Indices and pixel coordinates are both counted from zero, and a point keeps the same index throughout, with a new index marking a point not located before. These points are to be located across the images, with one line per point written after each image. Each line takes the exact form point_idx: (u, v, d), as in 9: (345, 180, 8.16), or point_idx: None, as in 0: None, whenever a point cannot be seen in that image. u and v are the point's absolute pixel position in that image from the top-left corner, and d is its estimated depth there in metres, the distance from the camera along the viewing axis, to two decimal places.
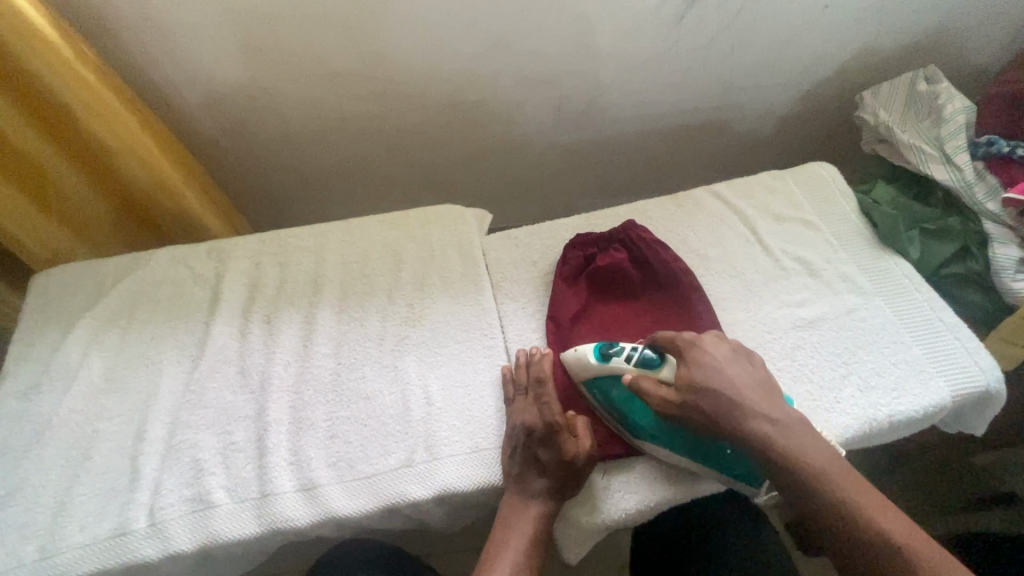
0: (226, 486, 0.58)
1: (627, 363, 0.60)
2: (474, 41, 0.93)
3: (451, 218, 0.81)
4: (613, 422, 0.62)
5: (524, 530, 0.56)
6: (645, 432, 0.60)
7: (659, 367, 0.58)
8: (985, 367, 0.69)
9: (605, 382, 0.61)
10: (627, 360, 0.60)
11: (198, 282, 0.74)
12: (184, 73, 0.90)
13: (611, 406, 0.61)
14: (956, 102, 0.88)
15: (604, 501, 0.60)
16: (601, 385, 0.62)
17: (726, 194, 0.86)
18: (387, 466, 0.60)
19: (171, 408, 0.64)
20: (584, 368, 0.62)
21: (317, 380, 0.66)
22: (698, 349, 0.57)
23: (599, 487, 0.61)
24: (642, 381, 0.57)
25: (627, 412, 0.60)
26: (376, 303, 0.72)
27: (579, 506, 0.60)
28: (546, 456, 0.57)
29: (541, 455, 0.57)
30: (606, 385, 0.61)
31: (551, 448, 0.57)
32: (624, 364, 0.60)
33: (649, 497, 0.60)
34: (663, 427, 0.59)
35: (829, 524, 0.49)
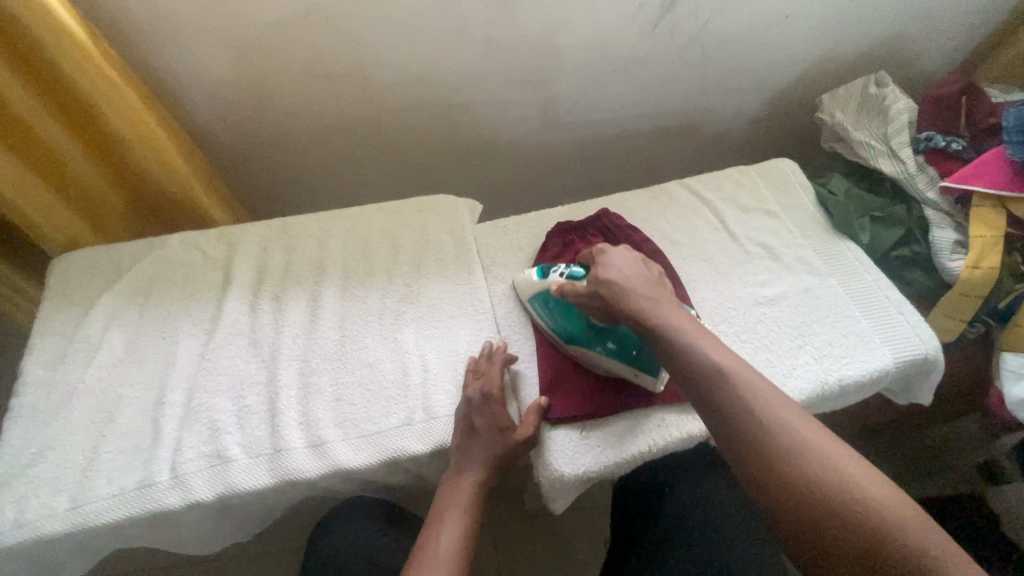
0: (241, 443, 0.64)
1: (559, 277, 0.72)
2: (466, 45, 1.00)
3: (445, 207, 0.87)
4: (549, 331, 0.74)
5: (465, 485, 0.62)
6: (574, 336, 0.71)
7: (580, 278, 0.70)
8: (924, 337, 0.77)
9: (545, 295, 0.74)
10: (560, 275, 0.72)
11: (210, 264, 0.80)
12: (193, 72, 0.96)
13: (547, 316, 0.73)
14: (901, 103, 0.97)
15: (563, 458, 0.66)
16: (538, 299, 0.74)
17: (696, 186, 0.95)
18: (388, 424, 0.66)
19: (188, 375, 0.69)
20: (528, 288, 0.76)
21: (323, 350, 0.72)
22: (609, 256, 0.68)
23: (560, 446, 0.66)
24: (563, 288, 0.68)
25: (557, 318, 0.72)
26: (376, 282, 0.79)
27: (547, 465, 0.65)
28: (482, 424, 0.64)
29: (479, 423, 0.64)
30: (542, 296, 0.74)
31: (486, 418, 0.64)
32: (556, 278, 0.72)
33: (602, 456, 0.65)
34: (589, 330, 0.70)
35: (810, 495, 0.45)
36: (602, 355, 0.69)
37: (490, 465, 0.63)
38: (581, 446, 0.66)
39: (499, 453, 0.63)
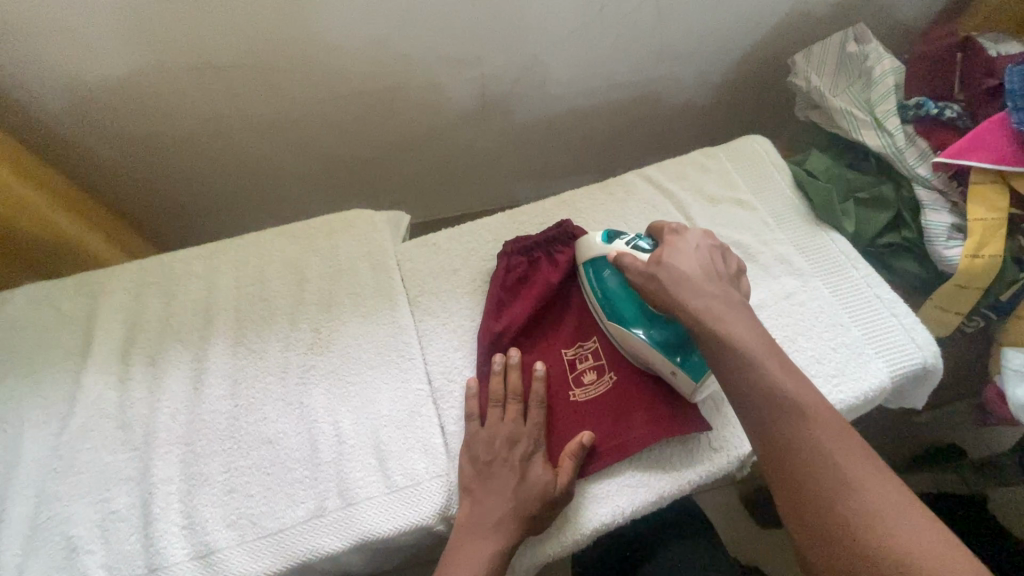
0: (106, 564, 0.51)
1: (624, 246, 0.61)
2: (376, 22, 0.83)
3: (361, 225, 0.72)
4: (594, 304, 0.64)
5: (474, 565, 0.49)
6: (619, 312, 0.60)
7: (646, 252, 0.59)
8: (922, 344, 0.67)
9: (600, 262, 0.63)
10: (625, 244, 0.61)
11: (66, 324, 0.64)
12: (34, 74, 0.77)
13: (595, 286, 0.63)
14: (884, 63, 0.84)
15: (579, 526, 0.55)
16: (595, 266, 0.64)
17: (657, 177, 0.81)
18: (294, 519, 0.54)
19: (35, 478, 0.55)
20: (582, 250, 0.65)
21: (211, 428, 0.58)
22: (680, 237, 0.59)
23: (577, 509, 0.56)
24: (621, 255, 0.59)
25: (605, 292, 0.62)
26: (277, 330, 0.64)
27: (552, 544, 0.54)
28: (520, 480, 0.53)
29: (510, 478, 0.53)
30: (595, 262, 0.63)
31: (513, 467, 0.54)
32: (621, 246, 0.61)
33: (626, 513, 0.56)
34: (639, 312, 0.59)
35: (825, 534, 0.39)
36: (641, 340, 0.58)
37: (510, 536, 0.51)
38: (607, 493, 0.57)
39: (533, 514, 0.52)
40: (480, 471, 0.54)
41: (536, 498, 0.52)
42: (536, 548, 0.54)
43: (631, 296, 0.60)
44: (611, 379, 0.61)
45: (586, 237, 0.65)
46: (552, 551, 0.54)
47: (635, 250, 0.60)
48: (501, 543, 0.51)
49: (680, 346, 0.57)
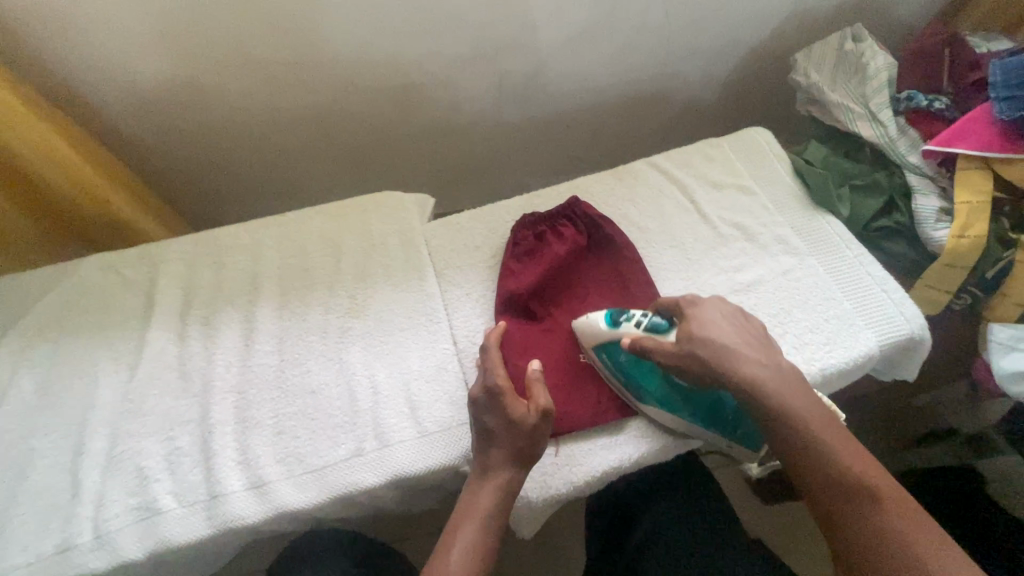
0: (173, 491, 0.58)
1: (637, 328, 0.62)
2: (404, 23, 0.91)
3: (391, 205, 0.79)
4: (616, 387, 0.65)
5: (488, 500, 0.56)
6: (655, 398, 0.62)
7: (667, 333, 0.61)
8: (910, 316, 0.72)
9: (615, 348, 0.63)
10: (637, 325, 0.62)
11: (130, 288, 0.71)
12: (99, 69, 0.85)
13: (618, 371, 0.63)
14: (879, 59, 0.90)
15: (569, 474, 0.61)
16: (607, 350, 0.64)
17: (665, 165, 0.87)
18: (336, 457, 0.61)
19: (109, 418, 0.62)
20: (591, 338, 0.64)
21: (261, 378, 0.65)
22: (696, 308, 0.62)
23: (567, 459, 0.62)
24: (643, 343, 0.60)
25: (635, 379, 0.63)
26: (318, 296, 0.71)
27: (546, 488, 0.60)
28: (500, 424, 0.57)
29: (489, 424, 0.58)
30: (613, 352, 0.64)
31: (497, 413, 0.58)
32: (634, 329, 0.62)
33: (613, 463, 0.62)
34: (679, 393, 0.62)
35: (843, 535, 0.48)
36: (698, 425, 0.62)
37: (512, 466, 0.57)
38: (596, 447, 0.62)
39: (526, 451, 0.57)
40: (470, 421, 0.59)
41: (523, 433, 0.57)
42: (543, 487, 0.60)
43: (664, 382, 0.62)
44: None
45: (591, 325, 0.64)
46: (559, 489, 0.60)
47: (660, 338, 0.61)
48: (505, 477, 0.56)
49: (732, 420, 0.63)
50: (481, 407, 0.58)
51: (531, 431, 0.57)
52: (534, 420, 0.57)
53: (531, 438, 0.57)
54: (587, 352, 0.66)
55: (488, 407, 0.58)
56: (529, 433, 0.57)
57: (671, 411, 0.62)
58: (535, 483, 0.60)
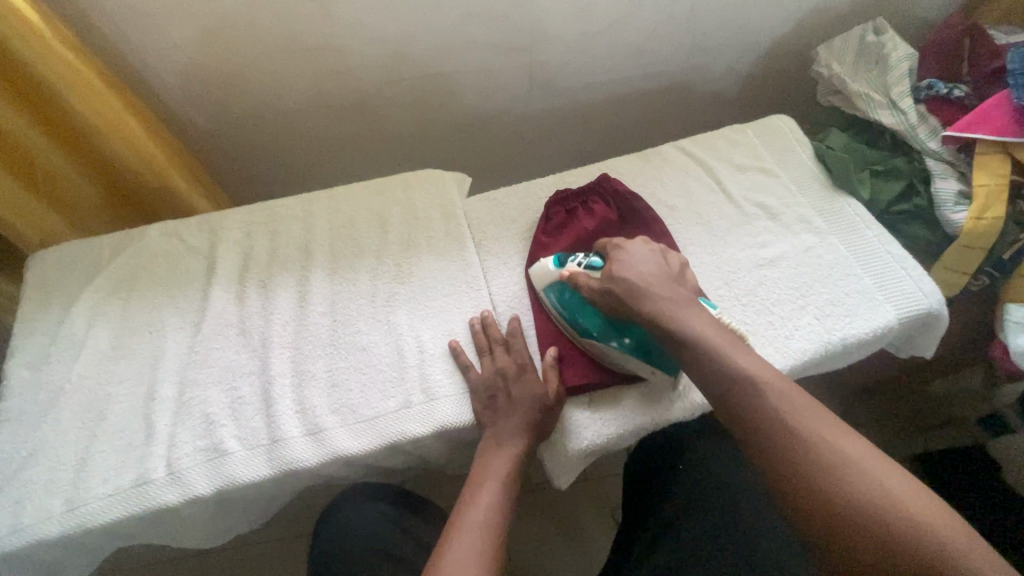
0: (238, 435, 0.63)
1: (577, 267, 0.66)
2: (444, 13, 0.96)
3: (432, 181, 0.84)
4: (559, 320, 0.68)
5: (503, 465, 0.59)
6: (586, 328, 0.65)
7: (598, 270, 0.64)
8: (927, 292, 0.76)
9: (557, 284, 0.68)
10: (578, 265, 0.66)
11: (192, 254, 0.76)
12: (160, 53, 0.91)
13: (561, 305, 0.67)
14: (900, 50, 0.93)
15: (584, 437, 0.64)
16: (553, 288, 0.68)
17: (691, 148, 0.91)
18: (386, 408, 0.65)
19: (177, 369, 0.67)
20: (540, 278, 0.69)
21: (315, 336, 0.70)
22: (624, 251, 0.63)
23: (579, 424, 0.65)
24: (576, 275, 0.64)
25: (572, 309, 0.66)
26: (365, 264, 0.76)
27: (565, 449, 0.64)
28: (519, 396, 0.63)
29: (511, 398, 0.63)
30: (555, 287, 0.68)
31: (522, 387, 0.64)
32: (574, 267, 0.66)
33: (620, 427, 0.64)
34: (606, 324, 0.64)
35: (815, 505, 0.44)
36: (619, 351, 0.63)
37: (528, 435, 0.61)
38: (603, 414, 0.65)
39: (541, 421, 0.63)
40: (487, 395, 0.64)
41: (544, 407, 0.63)
42: (583, 437, 0.64)
43: (595, 314, 0.65)
44: None
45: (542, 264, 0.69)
46: (597, 441, 0.64)
47: (590, 272, 0.64)
48: (518, 446, 0.61)
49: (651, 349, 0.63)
50: (513, 381, 0.64)
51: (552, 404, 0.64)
52: (551, 398, 0.64)
53: (550, 408, 0.63)
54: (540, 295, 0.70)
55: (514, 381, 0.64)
56: (550, 407, 0.64)
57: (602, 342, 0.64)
58: (574, 432, 0.64)
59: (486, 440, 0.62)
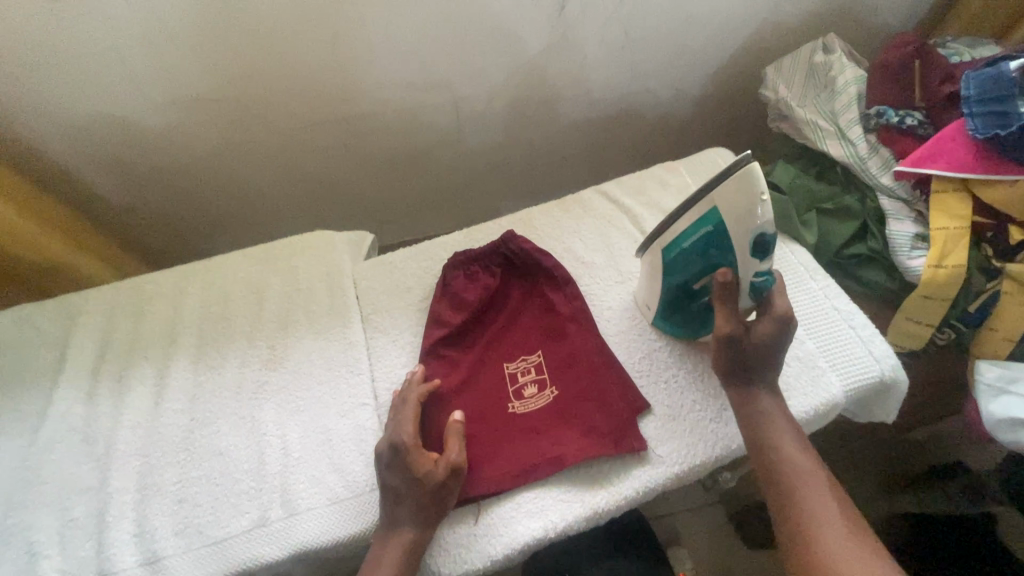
0: (61, 569, 0.54)
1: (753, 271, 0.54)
2: (345, 54, 0.88)
3: (322, 245, 0.76)
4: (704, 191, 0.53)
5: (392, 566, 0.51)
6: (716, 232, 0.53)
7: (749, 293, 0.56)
8: (879, 355, 0.65)
9: (717, 247, 0.54)
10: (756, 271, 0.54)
11: (45, 343, 0.69)
12: (35, 114, 0.84)
13: (698, 231, 0.54)
14: (848, 73, 0.83)
15: (469, 551, 0.54)
16: (717, 228, 0.53)
17: (615, 192, 0.82)
18: (238, 529, 0.56)
19: (5, 487, 0.59)
20: (742, 183, 0.50)
21: (167, 440, 0.61)
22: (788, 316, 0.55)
23: (461, 539, 0.55)
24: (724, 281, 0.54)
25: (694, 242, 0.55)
26: (235, 348, 0.67)
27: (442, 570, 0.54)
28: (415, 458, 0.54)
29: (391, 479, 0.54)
30: (733, 211, 0.51)
31: (399, 471, 0.54)
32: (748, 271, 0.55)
33: (518, 538, 0.55)
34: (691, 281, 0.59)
35: None
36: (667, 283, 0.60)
37: (418, 524, 0.53)
38: (496, 523, 0.56)
39: (427, 507, 0.53)
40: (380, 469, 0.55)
41: (423, 492, 0.53)
42: (460, 564, 0.54)
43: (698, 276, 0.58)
44: (552, 392, 0.62)
45: (760, 204, 0.50)
46: (475, 566, 0.54)
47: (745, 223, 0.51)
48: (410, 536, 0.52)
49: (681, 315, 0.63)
50: (388, 465, 0.54)
51: (437, 487, 0.54)
52: (441, 476, 0.54)
53: (437, 492, 0.54)
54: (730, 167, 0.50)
55: (391, 465, 0.54)
56: (433, 490, 0.54)
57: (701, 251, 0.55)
58: (455, 556, 0.54)
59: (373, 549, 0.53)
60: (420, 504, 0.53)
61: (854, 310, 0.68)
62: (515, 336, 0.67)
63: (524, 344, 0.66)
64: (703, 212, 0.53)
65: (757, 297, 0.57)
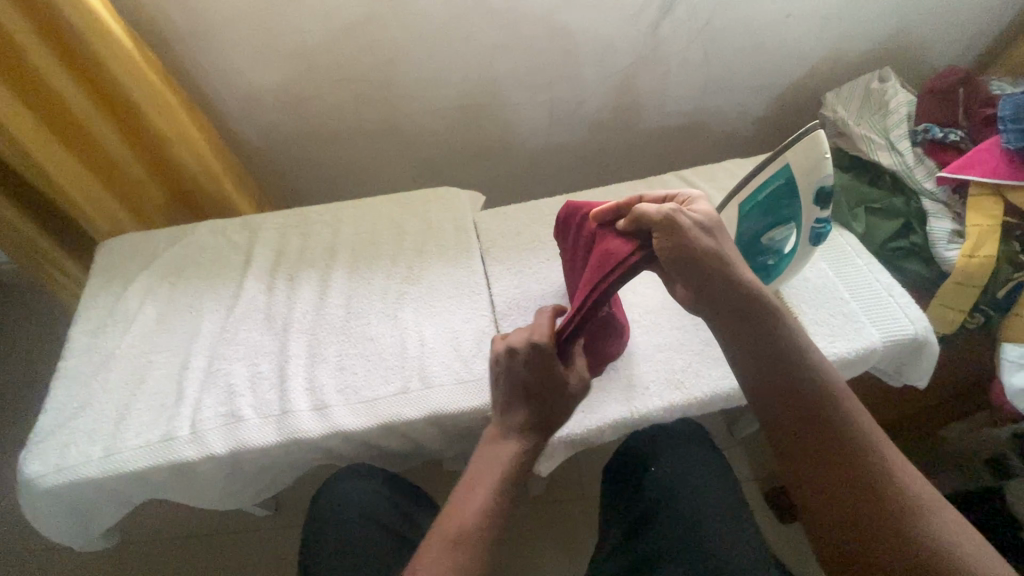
0: (253, 404, 0.71)
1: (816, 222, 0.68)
2: (476, 51, 1.06)
3: (448, 196, 0.93)
4: (776, 152, 0.67)
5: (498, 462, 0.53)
6: (783, 185, 0.68)
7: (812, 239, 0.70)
8: (914, 318, 0.77)
9: (784, 195, 0.68)
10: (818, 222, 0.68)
11: (233, 248, 0.87)
12: (228, 80, 1.03)
13: (770, 185, 0.69)
14: (900, 97, 0.97)
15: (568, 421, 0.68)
16: (786, 182, 0.67)
17: (691, 177, 0.97)
18: (386, 392, 0.72)
19: (209, 344, 0.76)
20: (809, 146, 0.64)
21: (330, 324, 0.78)
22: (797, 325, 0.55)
23: None
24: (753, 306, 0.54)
25: (765, 195, 0.70)
26: (381, 264, 0.85)
27: None
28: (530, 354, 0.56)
29: (528, 384, 0.55)
30: (804, 167, 0.65)
31: (535, 371, 0.55)
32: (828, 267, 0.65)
33: (607, 416, 0.69)
34: (759, 230, 0.73)
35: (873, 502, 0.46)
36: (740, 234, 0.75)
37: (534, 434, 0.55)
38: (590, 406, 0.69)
39: (546, 416, 0.55)
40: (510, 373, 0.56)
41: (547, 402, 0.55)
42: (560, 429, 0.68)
43: (762, 225, 0.73)
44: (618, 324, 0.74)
45: (825, 162, 0.64)
46: (577, 430, 0.68)
47: (810, 183, 0.65)
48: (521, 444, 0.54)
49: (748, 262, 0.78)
50: (525, 364, 0.55)
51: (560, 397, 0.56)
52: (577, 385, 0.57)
53: (559, 404, 0.56)
54: (800, 132, 0.65)
55: (530, 363, 0.55)
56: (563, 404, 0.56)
57: (772, 202, 0.70)
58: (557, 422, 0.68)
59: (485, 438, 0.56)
60: (543, 417, 0.55)
61: (893, 284, 0.81)
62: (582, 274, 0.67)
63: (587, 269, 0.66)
64: (776, 169, 0.68)
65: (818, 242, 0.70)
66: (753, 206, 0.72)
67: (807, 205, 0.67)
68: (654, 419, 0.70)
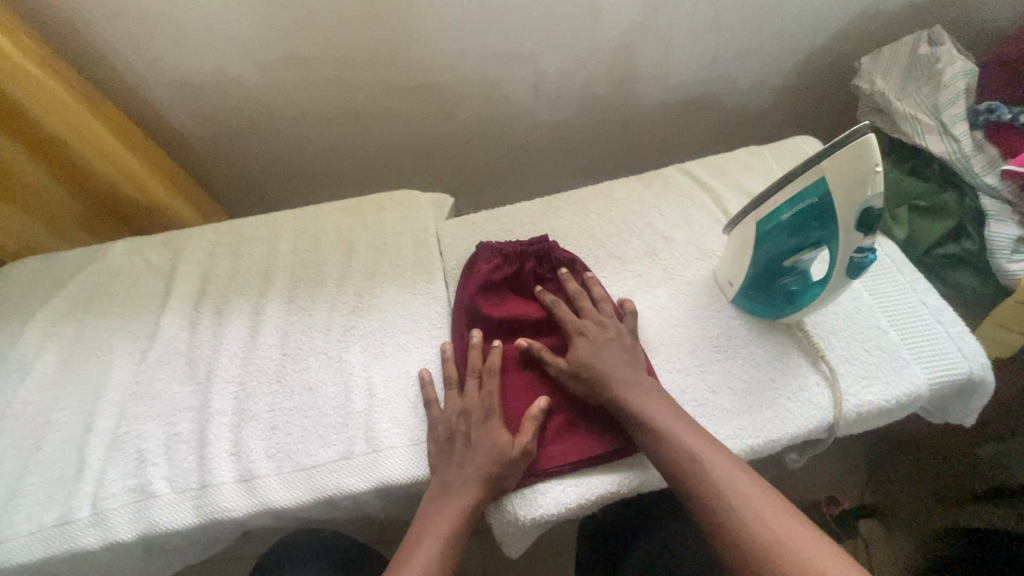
0: (167, 477, 0.59)
1: (853, 250, 0.52)
2: (439, 19, 0.88)
3: (406, 203, 0.79)
4: (813, 157, 0.51)
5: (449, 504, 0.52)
6: (818, 202, 0.52)
7: (850, 271, 0.54)
8: (969, 353, 0.63)
9: (822, 213, 0.53)
10: (857, 249, 0.52)
11: (152, 274, 0.74)
12: (145, 65, 0.87)
13: (804, 197, 0.53)
14: (957, 66, 0.79)
15: (540, 495, 0.55)
16: (824, 199, 0.52)
17: (697, 170, 0.81)
18: (326, 458, 0.60)
19: (118, 399, 0.64)
20: (855, 152, 0.48)
21: (262, 371, 0.65)
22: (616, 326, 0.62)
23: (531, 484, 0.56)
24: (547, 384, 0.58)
25: (796, 211, 0.54)
26: (325, 293, 0.71)
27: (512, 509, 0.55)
28: (477, 444, 0.55)
29: (469, 441, 0.55)
30: (844, 181, 0.50)
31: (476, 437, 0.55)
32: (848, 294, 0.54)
33: (590, 489, 0.56)
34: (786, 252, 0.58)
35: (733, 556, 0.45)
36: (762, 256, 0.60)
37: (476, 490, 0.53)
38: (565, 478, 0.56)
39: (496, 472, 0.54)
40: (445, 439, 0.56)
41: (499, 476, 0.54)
42: (538, 504, 0.55)
43: (792, 245, 0.57)
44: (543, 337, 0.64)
45: (875, 173, 0.48)
46: (552, 509, 0.55)
47: (852, 203, 0.50)
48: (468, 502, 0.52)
49: (769, 288, 0.64)
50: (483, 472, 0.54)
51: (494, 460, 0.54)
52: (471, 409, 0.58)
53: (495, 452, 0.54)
54: (851, 131, 0.48)
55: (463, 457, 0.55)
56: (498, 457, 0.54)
57: (802, 221, 0.55)
58: (526, 499, 0.55)
59: (426, 501, 0.54)
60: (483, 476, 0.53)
61: (942, 304, 0.67)
62: (501, 282, 0.67)
63: (515, 272, 0.68)
64: (810, 181, 0.52)
65: (858, 273, 0.54)
66: (775, 225, 0.57)
67: (847, 228, 0.51)
68: (643, 487, 0.58)
